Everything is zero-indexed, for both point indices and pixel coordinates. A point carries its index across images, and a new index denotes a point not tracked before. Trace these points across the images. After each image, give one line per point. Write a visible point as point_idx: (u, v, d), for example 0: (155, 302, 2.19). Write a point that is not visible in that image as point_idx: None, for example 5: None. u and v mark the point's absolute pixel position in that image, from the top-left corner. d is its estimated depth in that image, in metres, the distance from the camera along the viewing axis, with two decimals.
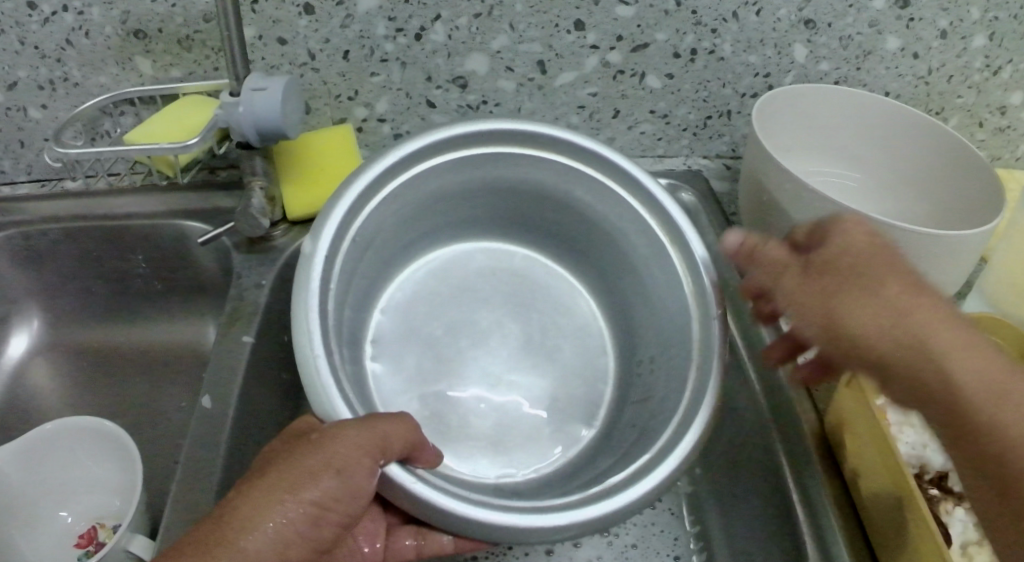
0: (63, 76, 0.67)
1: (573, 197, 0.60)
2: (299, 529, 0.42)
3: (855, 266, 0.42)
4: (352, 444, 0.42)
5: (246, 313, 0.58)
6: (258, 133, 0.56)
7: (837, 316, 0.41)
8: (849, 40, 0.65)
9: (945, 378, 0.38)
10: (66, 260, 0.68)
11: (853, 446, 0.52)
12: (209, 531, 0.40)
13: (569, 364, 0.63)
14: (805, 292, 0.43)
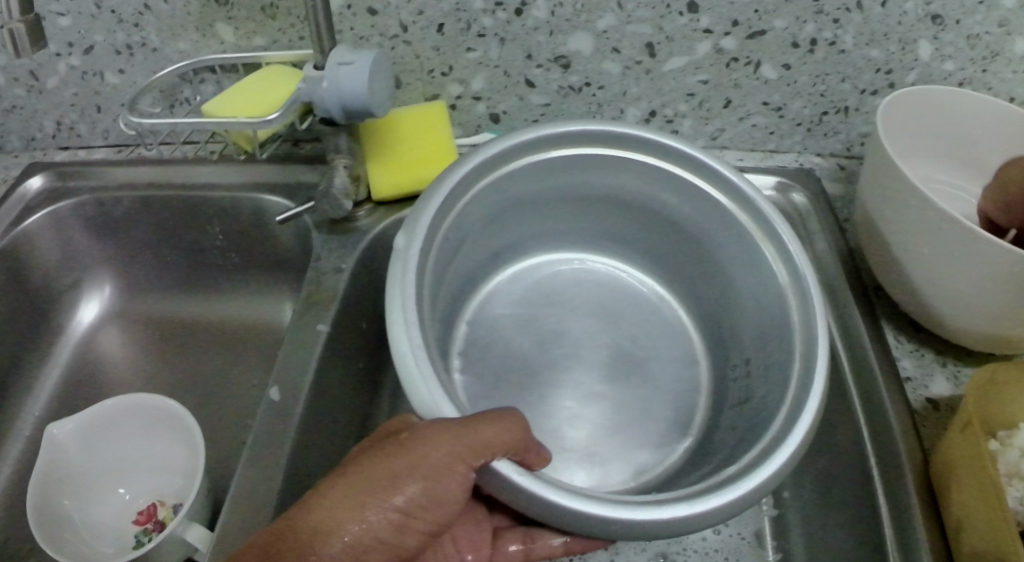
0: (141, 41, 0.65)
1: (663, 203, 0.57)
2: (388, 535, 0.38)
3: None
4: (446, 437, 0.39)
5: (323, 298, 0.54)
6: (343, 109, 0.53)
7: None
8: (977, 40, 0.59)
9: None
10: (137, 230, 0.65)
11: (957, 497, 0.46)
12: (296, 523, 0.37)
13: (664, 376, 0.58)
14: None
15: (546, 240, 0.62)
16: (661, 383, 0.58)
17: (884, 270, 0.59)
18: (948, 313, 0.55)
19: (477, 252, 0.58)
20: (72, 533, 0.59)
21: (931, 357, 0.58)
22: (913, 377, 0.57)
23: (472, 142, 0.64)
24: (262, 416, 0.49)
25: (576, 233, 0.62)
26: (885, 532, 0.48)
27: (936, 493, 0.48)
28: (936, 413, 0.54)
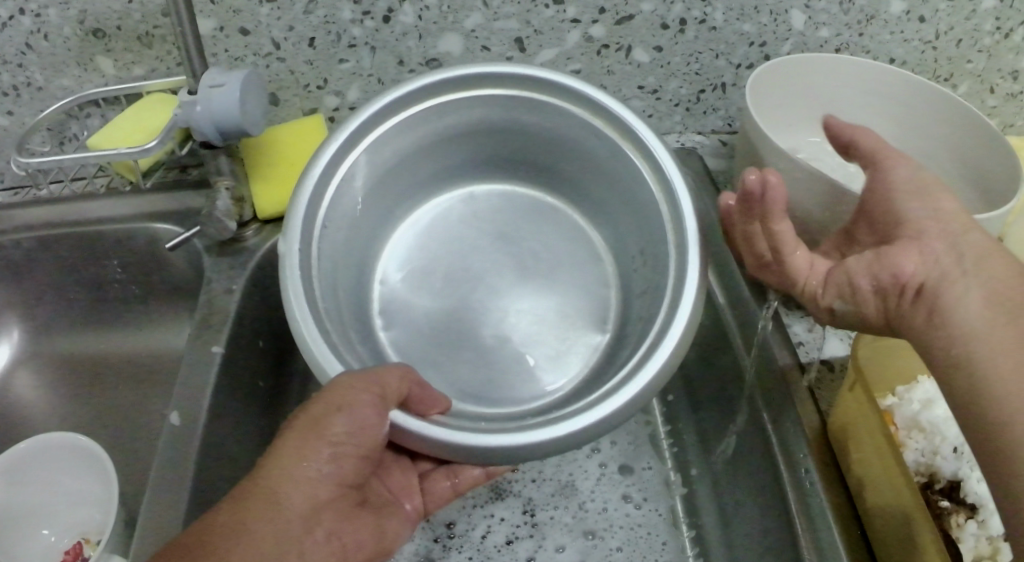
0: (26, 81, 0.65)
1: (542, 129, 0.55)
2: (324, 469, 0.41)
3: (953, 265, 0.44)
4: (345, 394, 0.41)
5: (217, 321, 0.54)
6: (219, 132, 0.53)
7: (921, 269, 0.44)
8: (849, 4, 0.61)
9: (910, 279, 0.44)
10: (39, 269, 0.65)
11: (857, 457, 0.47)
12: (241, 492, 0.39)
13: (568, 286, 0.57)
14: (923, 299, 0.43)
15: (437, 182, 0.59)
16: (567, 290, 0.56)
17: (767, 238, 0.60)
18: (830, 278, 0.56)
19: (375, 212, 0.55)
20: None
21: (823, 320, 0.59)
22: (806, 342, 0.57)
23: None
24: (163, 442, 0.49)
25: (468, 166, 0.59)
26: (789, 498, 0.48)
27: (836, 456, 0.49)
28: (829, 375, 0.55)
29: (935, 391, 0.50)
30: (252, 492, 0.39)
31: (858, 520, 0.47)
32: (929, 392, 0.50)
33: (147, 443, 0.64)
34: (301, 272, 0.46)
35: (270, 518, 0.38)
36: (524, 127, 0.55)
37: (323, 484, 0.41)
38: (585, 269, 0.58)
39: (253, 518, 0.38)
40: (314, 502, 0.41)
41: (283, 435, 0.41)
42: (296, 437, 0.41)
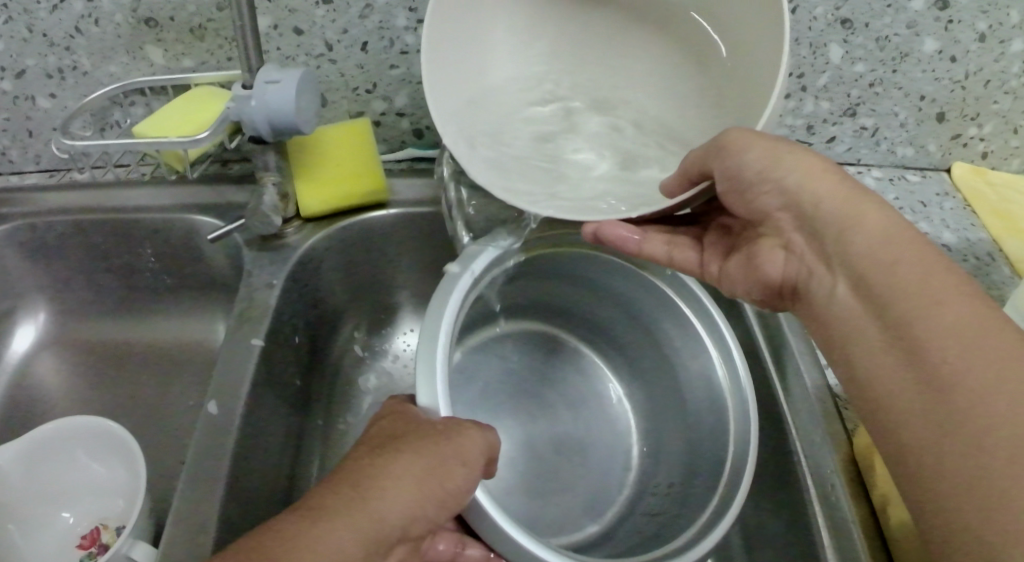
0: (72, 65, 0.65)
1: (620, 292, 0.60)
2: (424, 510, 0.39)
3: (877, 265, 0.39)
4: (469, 448, 0.42)
5: (255, 315, 0.55)
6: (272, 127, 0.54)
7: (842, 252, 0.41)
8: (887, 42, 0.63)
9: (839, 319, 0.41)
10: (73, 251, 0.66)
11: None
12: (335, 501, 0.37)
13: (602, 450, 0.61)
14: (840, 303, 0.41)
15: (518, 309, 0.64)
16: (593, 461, 0.60)
17: None
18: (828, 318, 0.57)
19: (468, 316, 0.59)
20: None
21: None
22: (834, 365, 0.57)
23: (398, 159, 0.65)
24: (200, 431, 0.49)
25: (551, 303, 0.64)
26: (815, 512, 0.49)
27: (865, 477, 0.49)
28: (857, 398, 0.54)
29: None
30: (351, 500, 0.37)
31: (882, 537, 0.47)
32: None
33: (171, 431, 0.64)
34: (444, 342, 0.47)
35: (366, 535, 0.36)
36: (607, 288, 0.60)
37: (419, 522, 0.39)
38: (605, 433, 0.61)
39: (351, 522, 0.36)
40: (403, 535, 0.38)
41: (393, 459, 0.40)
42: (405, 460, 0.40)
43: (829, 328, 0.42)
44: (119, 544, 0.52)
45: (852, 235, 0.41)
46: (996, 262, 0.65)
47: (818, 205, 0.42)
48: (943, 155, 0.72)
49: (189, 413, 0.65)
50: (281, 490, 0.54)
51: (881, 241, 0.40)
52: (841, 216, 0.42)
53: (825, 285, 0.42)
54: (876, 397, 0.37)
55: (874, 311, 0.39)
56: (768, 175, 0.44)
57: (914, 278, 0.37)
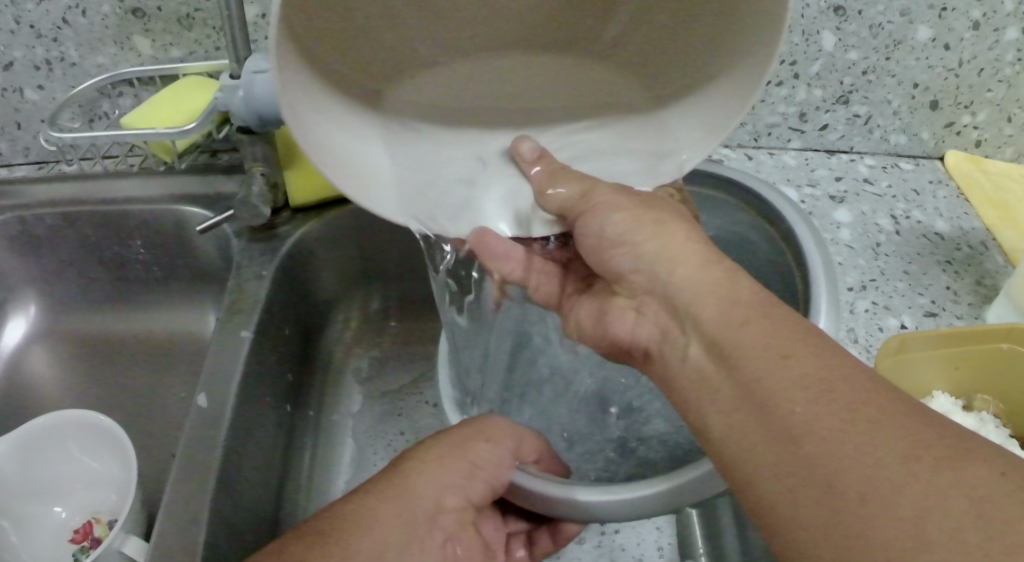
0: (59, 56, 0.65)
1: None
2: (460, 480, 0.43)
3: (722, 327, 0.34)
4: (496, 428, 0.45)
5: (245, 306, 0.54)
6: (259, 117, 0.53)
7: (692, 313, 0.36)
8: (880, 29, 0.62)
9: (692, 390, 0.34)
10: (63, 244, 0.65)
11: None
12: (373, 481, 0.42)
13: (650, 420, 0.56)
14: (689, 375, 0.35)
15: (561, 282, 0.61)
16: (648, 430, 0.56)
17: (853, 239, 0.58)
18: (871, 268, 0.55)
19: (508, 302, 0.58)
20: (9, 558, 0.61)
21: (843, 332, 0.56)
22: None
23: None
24: (191, 424, 0.49)
25: None
26: None
27: None
28: None
29: (951, 404, 0.49)
30: (388, 483, 0.42)
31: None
32: (945, 405, 0.49)
33: (163, 423, 0.64)
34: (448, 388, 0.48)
35: (400, 508, 0.41)
36: None
37: (450, 494, 0.43)
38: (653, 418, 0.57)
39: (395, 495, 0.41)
40: (437, 507, 0.43)
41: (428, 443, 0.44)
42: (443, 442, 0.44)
43: (685, 401, 0.35)
44: (111, 537, 0.51)
45: (700, 302, 0.36)
46: (990, 251, 0.64)
47: (672, 271, 0.38)
48: (936, 142, 0.72)
49: (181, 405, 0.65)
50: (273, 483, 0.54)
51: (728, 307, 0.34)
52: (689, 286, 0.37)
53: (679, 350, 0.36)
54: (752, 488, 0.29)
55: (725, 376, 0.32)
56: (626, 239, 0.41)
57: (771, 348, 0.31)
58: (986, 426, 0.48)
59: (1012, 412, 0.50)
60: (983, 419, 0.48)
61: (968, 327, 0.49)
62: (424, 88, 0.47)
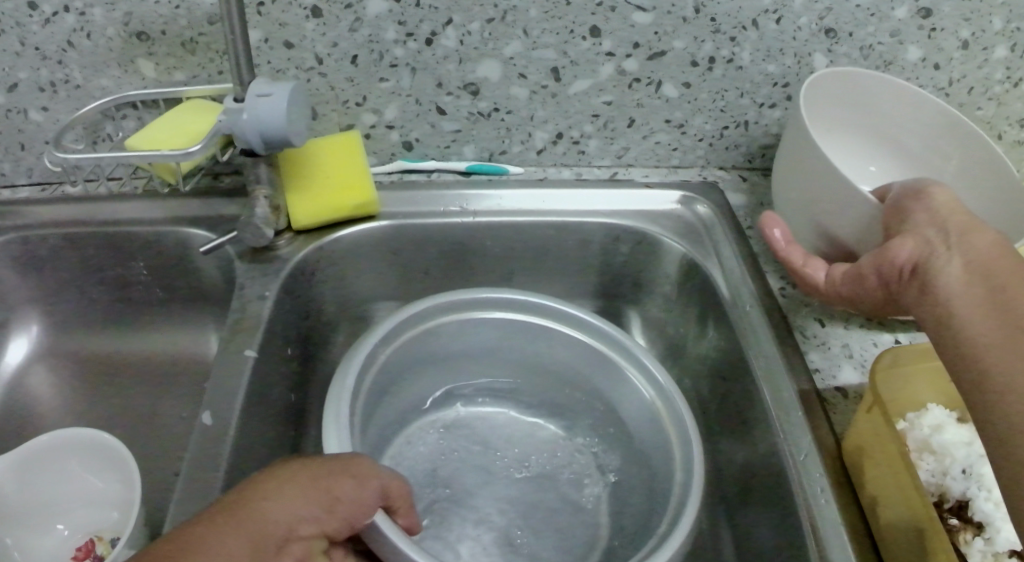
0: (64, 78, 0.66)
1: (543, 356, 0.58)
2: (314, 512, 0.40)
3: (988, 266, 0.42)
4: (365, 468, 0.43)
5: (248, 325, 0.55)
6: (263, 139, 0.54)
7: (964, 241, 0.44)
8: (871, 50, 0.64)
9: (942, 307, 0.42)
10: (66, 263, 0.67)
11: (872, 474, 0.45)
12: (216, 507, 0.38)
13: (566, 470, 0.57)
14: (963, 295, 0.41)
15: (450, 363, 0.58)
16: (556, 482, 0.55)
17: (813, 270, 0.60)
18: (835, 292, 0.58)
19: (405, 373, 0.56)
20: None
21: (837, 350, 0.58)
22: (822, 369, 0.56)
23: (388, 172, 0.64)
24: (192, 443, 0.49)
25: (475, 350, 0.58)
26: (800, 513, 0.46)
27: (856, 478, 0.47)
28: (845, 399, 0.54)
29: (944, 416, 0.50)
30: (236, 501, 0.38)
31: (871, 536, 0.45)
32: (939, 417, 0.50)
33: (166, 440, 0.65)
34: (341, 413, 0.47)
35: (249, 531, 0.37)
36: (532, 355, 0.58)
37: (302, 527, 0.39)
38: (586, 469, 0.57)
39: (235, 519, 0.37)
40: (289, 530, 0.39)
41: (283, 468, 0.41)
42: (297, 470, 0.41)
43: (940, 317, 0.42)
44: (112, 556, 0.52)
45: (975, 239, 0.44)
46: None
47: (947, 227, 0.46)
48: None
49: (184, 424, 0.66)
50: None
51: (995, 250, 0.43)
52: (960, 233, 0.45)
53: (940, 263, 0.44)
54: (978, 374, 0.38)
55: (981, 289, 0.41)
56: (912, 207, 0.50)
57: (1000, 267, 0.42)
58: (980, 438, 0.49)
59: None
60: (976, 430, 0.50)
61: None
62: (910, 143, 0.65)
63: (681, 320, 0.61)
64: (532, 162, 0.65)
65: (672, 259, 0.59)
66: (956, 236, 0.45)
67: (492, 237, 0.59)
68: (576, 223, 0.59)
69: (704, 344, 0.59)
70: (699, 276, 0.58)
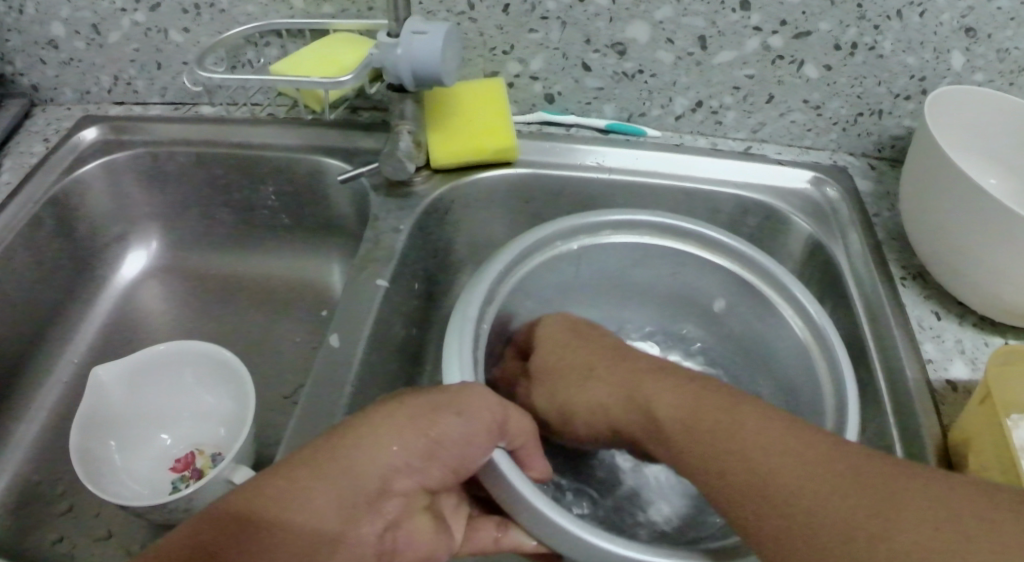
0: (210, 2, 0.68)
1: (678, 281, 0.58)
2: (408, 461, 0.38)
3: (681, 421, 0.39)
4: (472, 400, 0.40)
5: (381, 256, 0.57)
6: (414, 75, 0.56)
7: (582, 389, 0.46)
8: (1007, 54, 0.61)
9: (693, 449, 0.38)
10: (193, 183, 0.69)
11: (976, 465, 0.44)
12: (308, 456, 0.36)
13: None
14: (659, 393, 0.41)
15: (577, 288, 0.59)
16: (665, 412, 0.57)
17: (935, 258, 0.60)
18: (969, 280, 0.58)
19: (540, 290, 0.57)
20: (112, 475, 0.62)
21: (952, 343, 0.58)
22: (935, 359, 0.57)
23: (527, 122, 0.65)
24: (324, 360, 0.51)
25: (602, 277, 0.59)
26: None
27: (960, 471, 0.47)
28: (956, 392, 0.54)
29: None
30: (328, 450, 0.37)
31: None
32: None
33: (276, 361, 0.67)
34: (467, 336, 0.47)
35: (336, 492, 0.35)
36: (663, 282, 0.59)
37: (398, 476, 0.38)
38: None
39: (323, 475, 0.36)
40: (382, 484, 0.37)
41: (385, 412, 0.39)
42: (397, 416, 0.39)
43: (668, 443, 0.40)
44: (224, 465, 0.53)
45: (635, 406, 0.42)
46: None
47: (602, 402, 0.45)
48: None
49: (294, 349, 0.67)
50: None
51: (673, 390, 0.41)
52: (630, 389, 0.43)
53: (637, 419, 0.42)
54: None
55: (681, 434, 0.39)
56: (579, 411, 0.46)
57: (673, 407, 0.40)
58: None
59: None
60: None
61: None
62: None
63: None
64: (669, 127, 0.66)
65: (797, 238, 0.60)
66: (680, 418, 0.39)
67: (624, 195, 0.61)
68: (709, 191, 0.60)
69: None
70: (822, 257, 0.59)
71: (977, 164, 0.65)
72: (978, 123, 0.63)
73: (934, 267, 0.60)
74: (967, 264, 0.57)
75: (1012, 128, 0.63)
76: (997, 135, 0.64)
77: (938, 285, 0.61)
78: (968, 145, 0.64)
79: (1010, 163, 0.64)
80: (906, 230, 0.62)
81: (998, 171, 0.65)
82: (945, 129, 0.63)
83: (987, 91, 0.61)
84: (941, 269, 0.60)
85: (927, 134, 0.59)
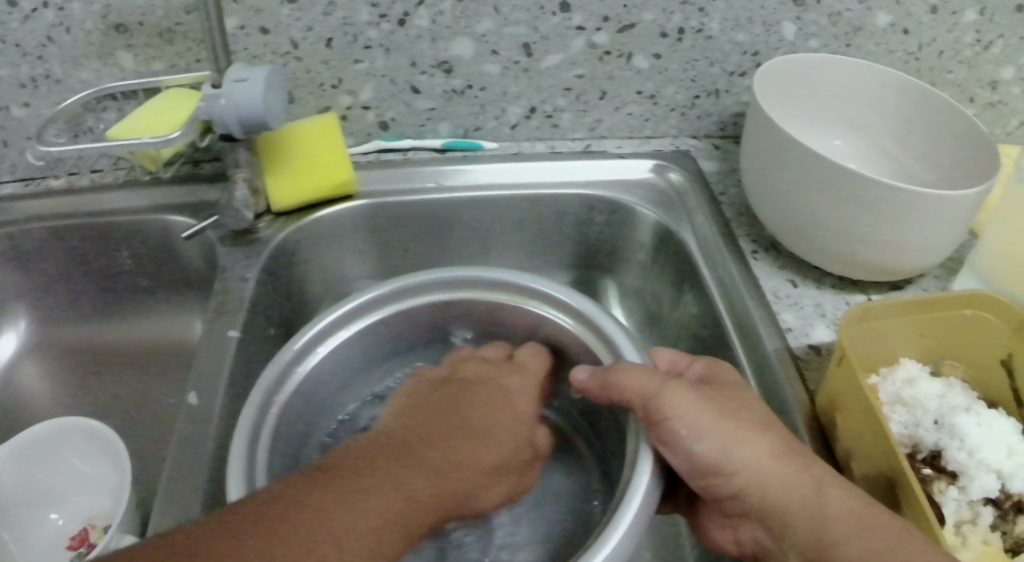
0: (44, 73, 0.66)
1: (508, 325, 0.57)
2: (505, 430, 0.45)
3: (850, 515, 0.36)
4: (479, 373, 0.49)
5: (233, 305, 0.56)
6: (241, 123, 0.55)
7: (710, 448, 0.39)
8: (839, 16, 0.62)
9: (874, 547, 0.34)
10: (52, 258, 0.67)
11: (843, 425, 0.43)
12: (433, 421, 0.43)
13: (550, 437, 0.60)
14: (814, 485, 0.37)
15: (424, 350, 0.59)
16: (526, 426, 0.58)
17: (783, 227, 0.61)
18: (819, 243, 0.58)
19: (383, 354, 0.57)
20: None
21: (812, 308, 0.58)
22: (794, 328, 0.56)
23: (365, 152, 0.65)
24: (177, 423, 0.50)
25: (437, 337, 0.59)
26: None
27: (827, 432, 0.45)
28: (817, 357, 0.53)
29: (918, 369, 0.47)
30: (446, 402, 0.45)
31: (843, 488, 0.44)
32: (912, 371, 0.47)
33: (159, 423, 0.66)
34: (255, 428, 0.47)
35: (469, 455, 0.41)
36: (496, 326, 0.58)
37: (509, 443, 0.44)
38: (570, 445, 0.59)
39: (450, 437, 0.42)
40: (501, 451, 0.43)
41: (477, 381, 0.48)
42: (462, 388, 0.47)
43: (813, 537, 0.36)
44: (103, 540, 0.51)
45: (800, 491, 0.37)
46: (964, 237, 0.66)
47: (731, 475, 0.38)
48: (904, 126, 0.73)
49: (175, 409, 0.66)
50: None
51: (820, 484, 0.37)
52: (776, 483, 0.38)
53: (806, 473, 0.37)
54: None
55: (844, 535, 0.35)
56: (715, 466, 0.39)
57: (830, 508, 0.36)
58: (954, 388, 0.46)
59: (981, 374, 0.49)
60: (952, 381, 0.47)
61: (938, 295, 0.46)
62: (867, 108, 0.64)
63: (657, 287, 0.63)
64: (507, 137, 0.67)
65: (647, 227, 0.61)
66: (867, 521, 0.35)
67: (466, 210, 0.62)
68: (550, 195, 0.61)
69: (678, 311, 0.60)
70: (673, 242, 0.59)
71: (816, 129, 0.66)
72: (813, 90, 0.65)
73: (785, 233, 0.61)
74: (816, 229, 0.58)
75: (846, 89, 0.64)
76: (833, 97, 0.65)
77: (791, 253, 0.62)
78: (809, 110, 0.65)
79: (849, 123, 0.66)
80: (754, 206, 0.63)
81: (841, 133, 0.66)
82: (782, 99, 0.64)
83: (814, 56, 0.62)
84: (788, 237, 0.61)
85: (760, 109, 0.60)
